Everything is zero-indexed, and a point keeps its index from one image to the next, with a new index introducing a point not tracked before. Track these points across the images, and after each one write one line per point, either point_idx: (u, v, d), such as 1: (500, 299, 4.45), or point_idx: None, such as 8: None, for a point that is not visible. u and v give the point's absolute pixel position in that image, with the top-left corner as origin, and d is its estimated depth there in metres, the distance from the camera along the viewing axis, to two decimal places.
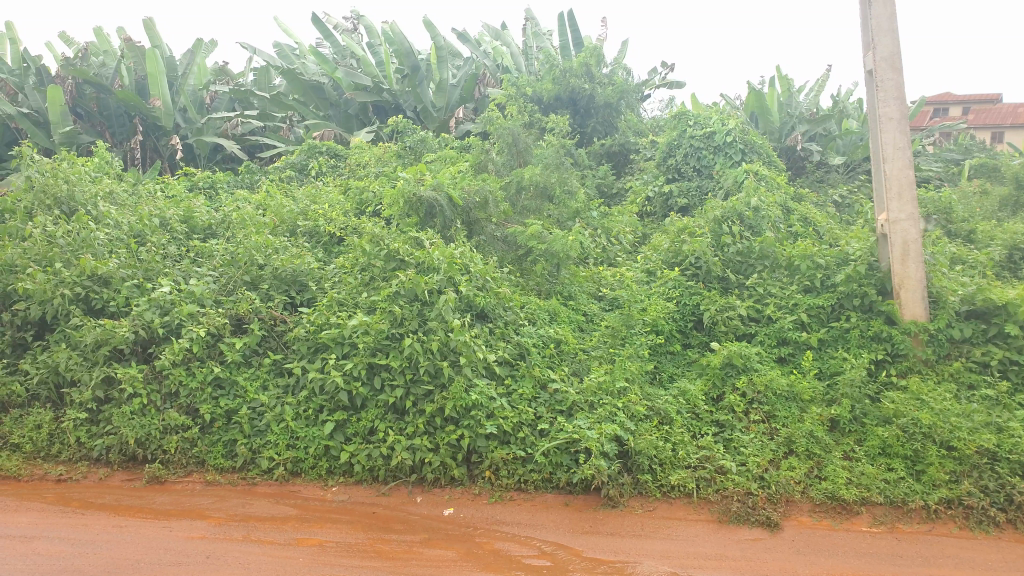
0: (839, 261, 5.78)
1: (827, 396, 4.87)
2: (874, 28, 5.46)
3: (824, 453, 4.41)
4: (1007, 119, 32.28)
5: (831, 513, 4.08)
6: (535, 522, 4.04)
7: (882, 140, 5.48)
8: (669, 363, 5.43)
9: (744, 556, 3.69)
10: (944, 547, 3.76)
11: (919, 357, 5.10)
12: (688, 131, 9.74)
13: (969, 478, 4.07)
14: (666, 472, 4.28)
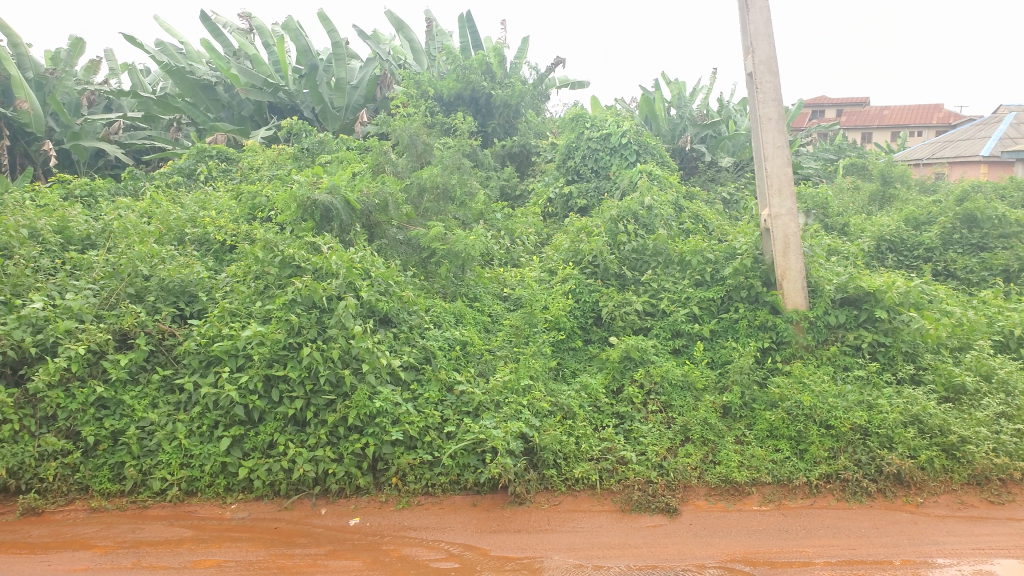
0: (727, 256, 6.09)
1: (719, 384, 5.13)
2: (752, 32, 5.68)
3: (718, 439, 4.63)
4: (874, 121, 34.75)
5: (725, 495, 4.27)
6: (443, 525, 4.06)
7: (762, 139, 5.73)
8: (572, 358, 5.56)
9: (644, 543, 3.83)
10: (825, 518, 4.01)
11: (800, 344, 5.41)
12: (585, 133, 10.00)
13: (845, 453, 4.37)
14: (570, 465, 4.39)
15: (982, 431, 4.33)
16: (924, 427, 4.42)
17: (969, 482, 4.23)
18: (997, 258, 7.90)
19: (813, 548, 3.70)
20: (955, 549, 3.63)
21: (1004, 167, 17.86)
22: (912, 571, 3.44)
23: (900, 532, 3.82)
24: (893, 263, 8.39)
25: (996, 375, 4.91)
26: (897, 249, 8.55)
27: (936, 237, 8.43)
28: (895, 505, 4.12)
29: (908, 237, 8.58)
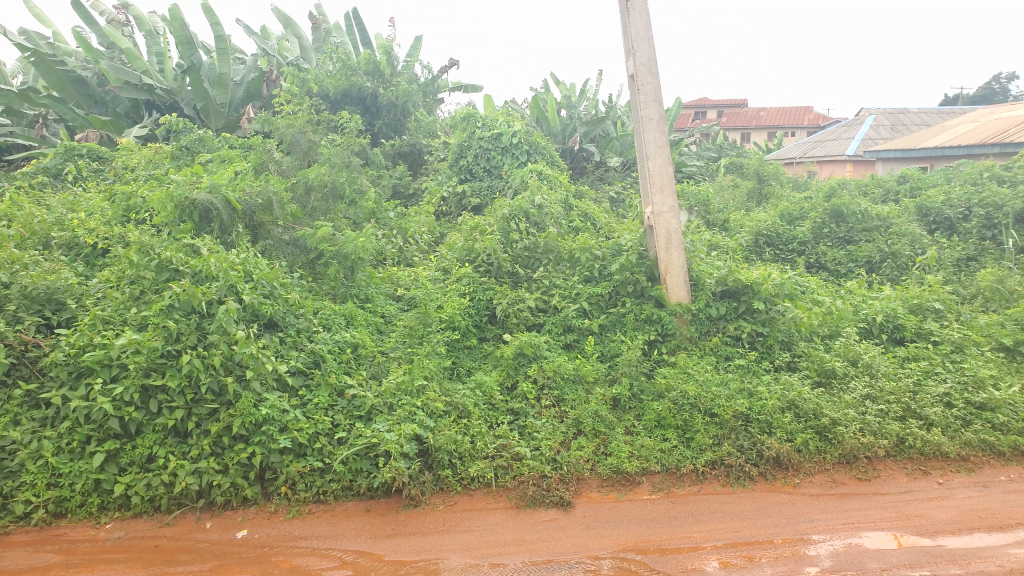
0: (614, 252, 6.25)
1: (609, 376, 5.24)
2: (633, 36, 5.79)
3: (609, 430, 4.73)
4: (752, 122, 36.51)
5: (617, 486, 4.36)
6: (335, 532, 3.95)
7: (645, 140, 5.87)
8: (466, 357, 5.54)
9: (540, 538, 3.86)
10: (710, 503, 4.17)
11: (684, 335, 5.60)
12: (477, 132, 10.00)
13: (728, 440, 4.56)
14: (466, 465, 4.37)
15: (849, 413, 4.63)
16: (799, 411, 4.68)
17: (840, 460, 4.49)
18: (862, 251, 8.45)
19: (700, 533, 3.83)
20: (828, 525, 3.85)
21: (866, 166, 19.13)
22: (791, 549, 3.62)
23: (779, 513, 4.01)
24: (771, 256, 8.82)
25: (862, 360, 5.26)
26: (773, 243, 9.00)
27: (808, 231, 8.93)
28: (774, 486, 4.32)
29: (783, 231, 9.05)
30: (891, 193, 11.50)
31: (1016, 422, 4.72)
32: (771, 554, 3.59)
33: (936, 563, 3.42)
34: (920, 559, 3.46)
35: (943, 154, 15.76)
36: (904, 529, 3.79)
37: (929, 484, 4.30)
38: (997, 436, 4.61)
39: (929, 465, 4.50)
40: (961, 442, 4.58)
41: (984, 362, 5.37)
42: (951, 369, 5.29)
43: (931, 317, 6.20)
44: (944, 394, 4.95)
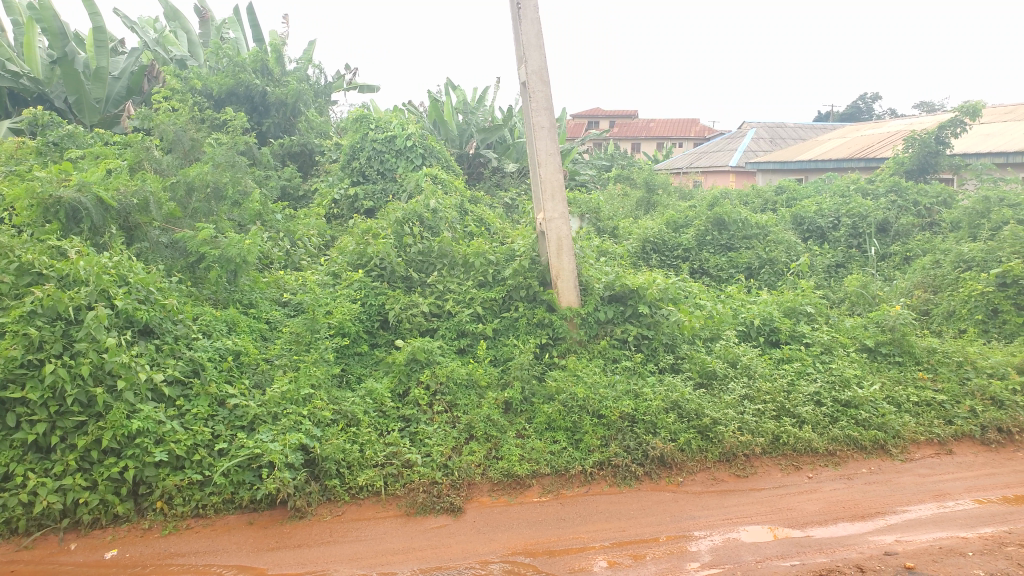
0: (507, 257, 6.29)
1: (501, 381, 5.26)
2: (524, 43, 5.83)
3: (500, 434, 4.74)
4: (642, 133, 37.72)
5: (507, 490, 4.38)
6: (215, 547, 3.78)
7: (536, 147, 5.90)
8: (356, 363, 5.42)
9: (430, 544, 3.82)
10: (599, 503, 4.25)
11: (574, 339, 5.70)
12: (370, 134, 9.86)
13: (615, 440, 4.67)
14: (354, 473, 4.28)
15: (729, 412, 4.86)
16: (683, 412, 4.86)
17: (720, 458, 4.68)
18: (742, 257, 8.88)
19: (588, 533, 3.90)
20: (708, 521, 4.00)
21: (748, 176, 20.09)
22: (675, 546, 3.74)
23: (663, 511, 4.14)
24: (657, 263, 9.11)
25: (741, 361, 5.52)
26: (660, 250, 9.31)
27: (692, 239, 9.28)
28: (659, 485, 4.46)
29: (669, 238, 9.37)
30: (769, 203, 12.12)
31: (877, 418, 5.07)
32: (655, 551, 3.69)
33: (806, 553, 3.62)
34: (791, 550, 3.65)
35: (816, 167, 16.78)
36: (777, 522, 3.99)
37: (800, 478, 4.55)
38: (860, 432, 4.93)
39: (801, 461, 4.75)
40: (829, 437, 4.87)
41: (849, 363, 5.74)
42: (820, 369, 5.63)
43: (803, 320, 6.58)
44: (815, 393, 5.26)
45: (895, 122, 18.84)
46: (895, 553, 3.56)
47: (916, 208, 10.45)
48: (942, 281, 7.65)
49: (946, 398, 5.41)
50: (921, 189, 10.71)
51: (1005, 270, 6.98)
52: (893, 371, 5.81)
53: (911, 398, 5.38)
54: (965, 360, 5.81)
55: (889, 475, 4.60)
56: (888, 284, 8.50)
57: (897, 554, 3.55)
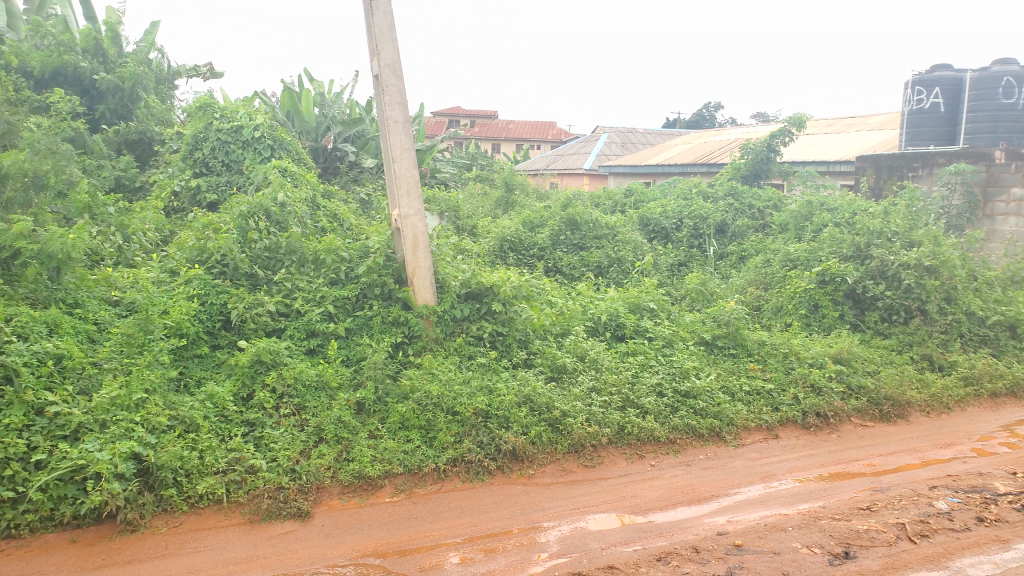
0: (360, 254, 6.15)
1: (353, 381, 5.14)
2: (377, 36, 5.69)
3: (351, 436, 4.63)
4: (501, 134, 38.19)
5: (358, 492, 4.30)
6: (32, 569, 3.46)
7: (390, 142, 5.76)
8: (196, 366, 5.13)
9: (276, 551, 3.68)
10: (451, 500, 4.25)
11: (430, 337, 5.67)
12: (214, 124, 9.35)
13: (468, 436, 4.69)
14: (193, 482, 4.05)
15: (578, 405, 5.02)
16: (534, 405, 4.97)
17: (570, 450, 4.82)
18: (592, 256, 9.19)
19: (439, 531, 3.90)
20: (557, 512, 4.11)
21: (601, 179, 20.82)
22: (524, 538, 3.81)
23: (514, 504, 4.20)
24: (513, 261, 9.21)
25: (589, 356, 5.72)
26: (516, 248, 9.42)
27: (546, 238, 9.49)
28: (511, 479, 4.53)
29: (525, 237, 9.51)
30: (619, 205, 12.61)
31: (713, 406, 5.40)
32: (505, 545, 3.74)
33: (647, 538, 3.79)
34: (634, 536, 3.81)
35: (662, 172, 17.62)
36: (622, 509, 4.15)
37: (643, 466, 4.77)
38: (698, 420, 5.24)
39: (644, 450, 4.98)
40: (670, 426, 5.14)
41: (688, 355, 6.09)
42: (662, 362, 5.91)
43: (646, 315, 6.90)
44: (657, 384, 5.52)
45: (733, 131, 20.09)
46: (726, 533, 3.80)
47: (750, 211, 11.23)
48: (772, 279, 8.26)
49: (773, 386, 5.85)
50: (754, 193, 11.52)
51: (824, 269, 7.64)
52: (728, 362, 6.20)
53: (743, 387, 5.77)
54: (790, 351, 6.31)
55: (723, 460, 4.92)
56: (724, 282, 9.08)
57: (728, 533, 3.79)
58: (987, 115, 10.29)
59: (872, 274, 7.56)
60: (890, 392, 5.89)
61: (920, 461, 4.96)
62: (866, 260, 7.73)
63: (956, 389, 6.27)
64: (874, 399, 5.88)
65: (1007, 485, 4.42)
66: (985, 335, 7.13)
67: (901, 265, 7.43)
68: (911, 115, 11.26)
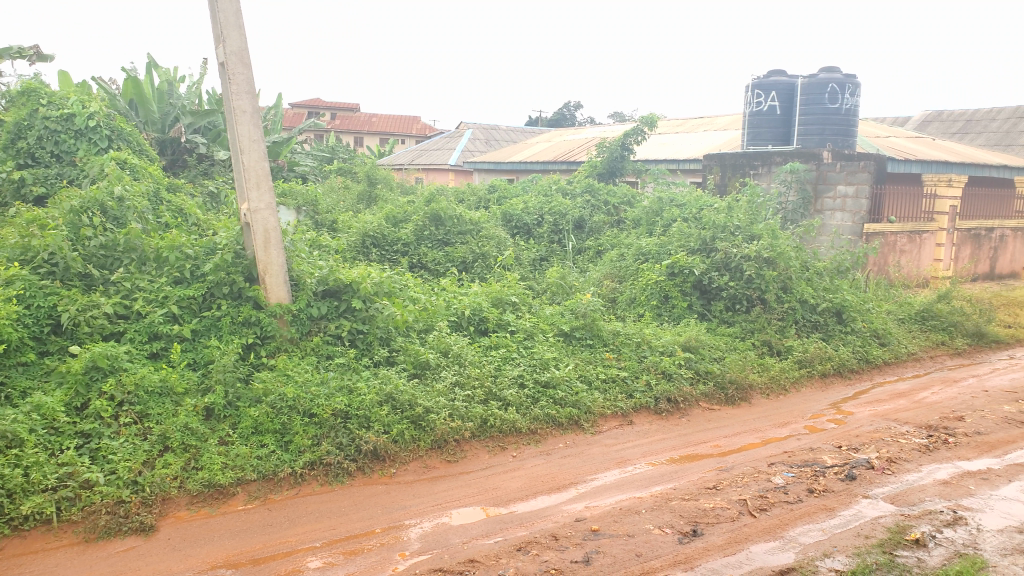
0: (208, 251, 5.83)
1: (202, 386, 4.86)
2: (222, 22, 5.40)
3: (200, 443, 4.39)
4: (364, 127, 37.44)
5: (208, 501, 4.09)
6: None
7: (237, 132, 5.48)
8: (21, 376, 4.68)
9: (114, 571, 3.44)
10: (308, 504, 4.13)
11: (285, 337, 5.48)
12: (41, 111, 8.55)
13: (327, 438, 4.57)
14: (17, 502, 3.70)
15: (440, 400, 5.00)
16: (396, 403, 4.90)
17: (432, 446, 4.81)
18: (457, 252, 9.19)
19: (296, 536, 3.77)
20: (418, 509, 4.08)
21: (465, 174, 20.85)
22: (385, 538, 3.76)
23: (375, 504, 4.14)
24: (377, 257, 9.02)
25: (452, 351, 5.71)
26: (379, 244, 9.24)
27: (410, 233, 9.39)
28: (372, 479, 4.47)
29: (388, 233, 9.35)
30: (482, 201, 12.70)
31: (571, 396, 5.55)
32: (366, 545, 3.68)
33: (508, 528, 3.84)
34: (495, 528, 3.85)
35: (525, 168, 17.91)
36: (483, 502, 4.18)
37: (505, 458, 4.83)
38: (557, 410, 5.37)
39: (506, 441, 5.05)
40: (532, 417, 5.24)
41: (549, 347, 6.22)
42: (523, 354, 6.00)
43: (509, 309, 6.99)
44: (518, 376, 5.61)
45: (592, 129, 20.72)
46: (584, 519, 3.92)
47: (606, 207, 11.62)
48: (627, 271, 8.57)
49: (628, 374, 6.09)
50: (611, 190, 11.93)
51: (673, 261, 8.03)
52: (586, 353, 6.38)
53: (599, 375, 5.97)
54: (643, 340, 6.59)
55: (582, 448, 5.08)
56: (584, 275, 9.35)
57: (585, 519, 3.91)
58: (815, 117, 11.16)
59: (717, 266, 8.02)
60: (733, 375, 6.29)
61: (759, 440, 5.33)
62: (712, 252, 8.19)
63: (791, 371, 6.78)
64: (719, 383, 6.26)
65: (834, 458, 4.83)
66: (816, 321, 7.73)
67: (742, 258, 7.94)
68: (752, 116, 12.01)
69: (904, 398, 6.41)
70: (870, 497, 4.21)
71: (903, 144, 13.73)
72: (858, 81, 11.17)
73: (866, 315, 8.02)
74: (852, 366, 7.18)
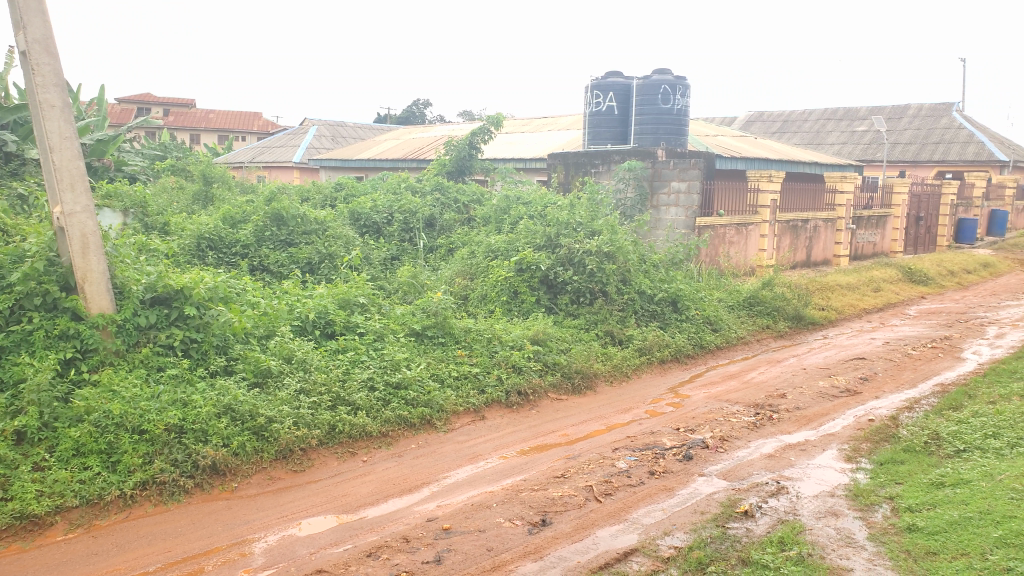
0: (14, 259, 5.30)
1: (11, 408, 4.40)
2: (22, 6, 4.90)
3: (10, 471, 3.97)
4: (200, 124, 35.40)
5: (21, 534, 3.72)
6: None
7: (45, 128, 5.00)
8: None
9: None
10: (139, 527, 3.85)
11: (109, 349, 5.08)
12: None
13: (160, 456, 4.28)
14: None
15: (284, 409, 4.83)
16: (236, 415, 4.67)
17: (277, 456, 4.64)
18: (301, 253, 8.90)
19: (126, 563, 3.51)
20: (262, 523, 3.92)
21: (311, 173, 20.23)
22: (225, 556, 3.57)
23: (215, 521, 3.93)
24: (213, 260, 8.57)
25: (296, 356, 5.53)
26: (216, 247, 8.78)
27: (249, 235, 9.00)
28: (211, 495, 4.24)
29: (225, 235, 8.93)
30: (328, 199, 12.38)
31: (423, 395, 5.53)
32: (206, 565, 3.49)
33: (358, 535, 3.76)
34: (345, 535, 3.77)
35: (373, 166, 17.62)
36: (333, 510, 4.08)
37: (355, 464, 4.74)
38: (409, 411, 5.33)
39: (356, 446, 4.96)
40: (383, 420, 5.17)
41: (399, 347, 6.16)
42: (373, 356, 5.89)
43: (356, 310, 6.84)
44: (368, 378, 5.50)
45: (441, 128, 20.70)
46: (435, 518, 3.91)
47: (455, 205, 11.64)
48: (477, 268, 8.64)
49: (479, 369, 6.14)
50: (459, 188, 11.96)
51: (521, 258, 8.17)
52: (437, 351, 6.36)
53: (451, 373, 5.97)
54: (493, 336, 6.67)
55: (433, 446, 5.07)
56: (434, 272, 9.33)
57: (437, 518, 3.90)
58: (650, 117, 11.74)
59: (562, 262, 8.25)
60: (579, 365, 6.51)
61: (604, 426, 5.54)
62: (557, 248, 8.41)
63: (632, 359, 7.11)
64: (566, 374, 6.45)
65: (672, 439, 5.11)
66: (654, 310, 8.14)
67: (585, 252, 8.21)
68: (592, 116, 12.46)
69: (734, 379, 6.88)
70: (704, 474, 4.49)
71: (728, 143, 14.74)
72: (688, 83, 11.84)
73: (699, 303, 8.55)
74: (688, 351, 7.64)
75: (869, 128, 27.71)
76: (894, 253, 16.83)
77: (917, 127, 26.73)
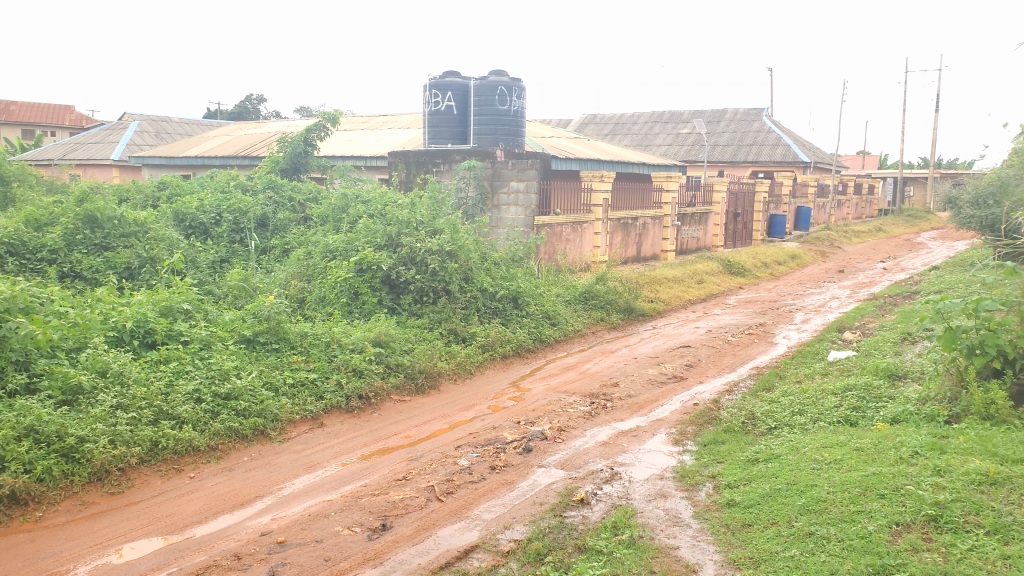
0: None
1: None
2: None
3: None
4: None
5: None
6: None
7: None
8: None
9: None
10: None
11: None
12: None
13: None
14: None
15: (98, 427, 4.44)
16: (40, 437, 4.24)
17: (90, 480, 4.27)
18: (119, 257, 8.24)
19: None
20: (71, 554, 3.58)
21: (132, 171, 18.80)
22: None
23: (15, 556, 3.55)
24: (14, 267, 7.76)
25: (112, 369, 5.09)
26: (17, 252, 7.97)
27: (58, 238, 8.21)
28: (10, 528, 3.82)
29: (28, 239, 8.12)
30: (150, 199, 11.56)
31: (256, 405, 5.30)
32: None
33: (183, 556, 3.53)
34: (169, 558, 3.52)
35: (201, 163, 16.63)
36: (156, 532, 3.81)
37: (180, 481, 4.45)
38: (240, 422, 5.09)
39: (182, 463, 4.66)
40: (211, 433, 4.90)
41: (228, 356, 5.84)
42: (199, 366, 5.54)
43: (180, 318, 6.41)
44: (193, 390, 5.17)
45: (275, 124, 19.89)
46: (269, 532, 3.75)
47: (290, 204, 11.21)
48: (314, 270, 8.36)
49: (317, 375, 5.95)
50: (294, 186, 11.51)
51: (361, 258, 8.00)
52: (271, 358, 6.09)
53: (286, 380, 5.74)
54: (331, 339, 6.47)
55: (267, 458, 4.87)
56: (269, 275, 8.95)
57: (270, 532, 3.74)
58: (488, 118, 11.89)
59: (403, 261, 8.15)
60: (422, 365, 6.48)
61: (446, 425, 5.55)
62: (398, 247, 8.31)
63: (475, 356, 7.17)
64: (409, 374, 6.40)
65: (512, 433, 5.20)
66: (495, 307, 8.27)
67: (426, 251, 8.17)
68: (431, 116, 12.43)
69: (571, 371, 7.12)
70: (542, 465, 4.61)
71: (563, 144, 15.20)
72: (523, 85, 12.11)
73: (538, 299, 8.76)
74: (528, 346, 7.82)
75: (691, 130, 29.53)
76: (716, 247, 18.08)
77: (733, 130, 28.82)
